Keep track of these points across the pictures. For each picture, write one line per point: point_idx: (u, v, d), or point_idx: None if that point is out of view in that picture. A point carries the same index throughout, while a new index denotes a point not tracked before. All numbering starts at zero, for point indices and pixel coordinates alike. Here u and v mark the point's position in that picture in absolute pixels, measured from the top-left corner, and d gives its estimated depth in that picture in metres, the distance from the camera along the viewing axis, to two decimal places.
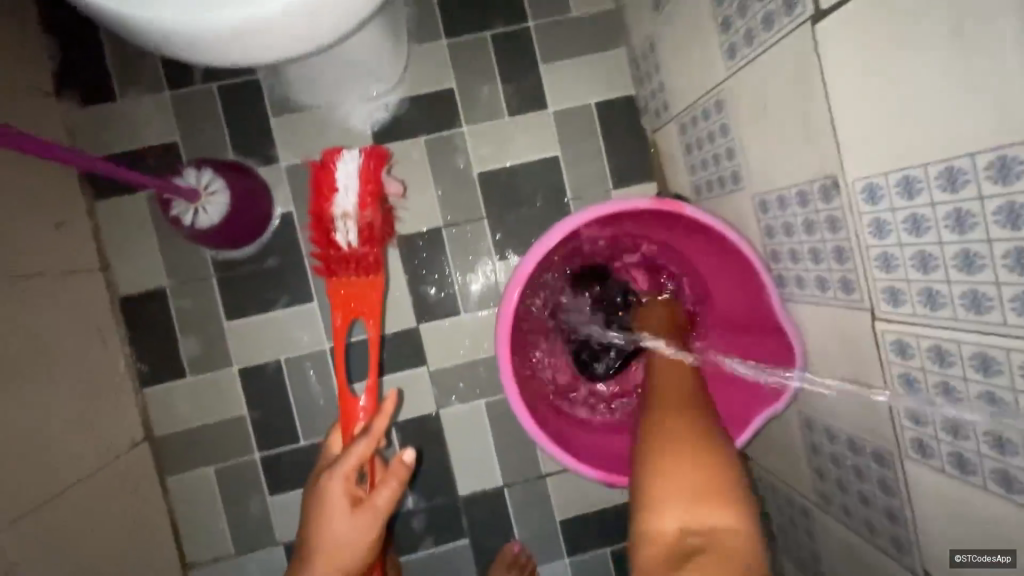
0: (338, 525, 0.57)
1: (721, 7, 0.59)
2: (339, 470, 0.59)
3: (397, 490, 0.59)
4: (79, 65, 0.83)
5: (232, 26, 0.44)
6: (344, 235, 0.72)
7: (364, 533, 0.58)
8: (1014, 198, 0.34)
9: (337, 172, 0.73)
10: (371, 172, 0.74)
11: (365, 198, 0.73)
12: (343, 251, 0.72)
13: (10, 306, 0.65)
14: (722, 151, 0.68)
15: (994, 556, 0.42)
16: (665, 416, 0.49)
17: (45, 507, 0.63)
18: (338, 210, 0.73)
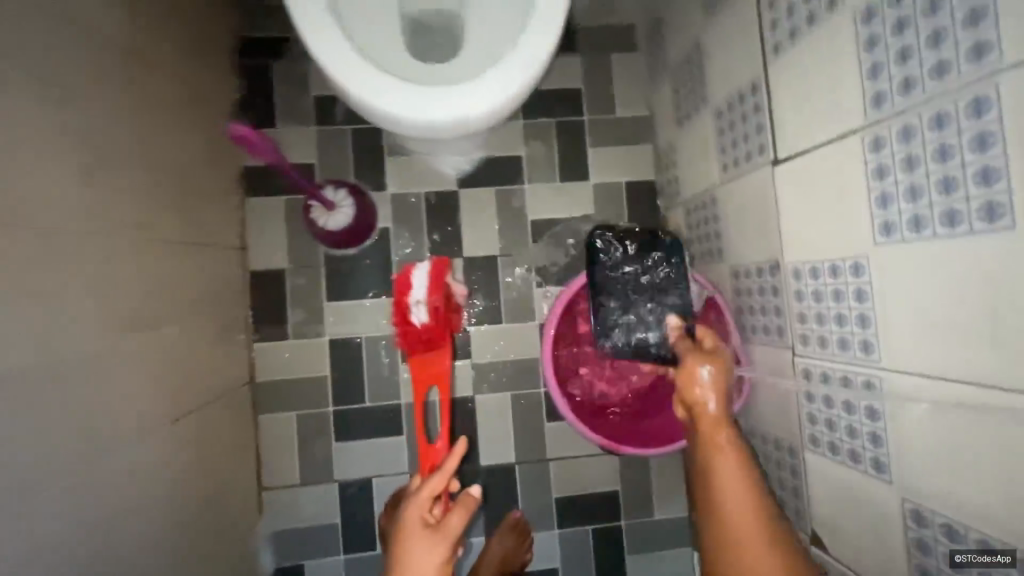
0: (415, 536, 0.77)
1: (722, 138, 0.89)
2: (416, 496, 0.83)
3: (463, 514, 0.80)
4: (253, 97, 1.12)
5: (432, 117, 0.74)
6: (418, 316, 0.98)
7: (434, 548, 0.76)
8: (861, 285, 0.62)
9: (414, 276, 1.00)
10: (440, 273, 1.00)
11: (434, 294, 0.99)
12: (418, 328, 0.98)
13: (191, 265, 0.91)
14: (713, 232, 0.96)
15: (995, 557, 0.49)
16: (742, 556, 0.59)
17: (193, 412, 0.87)
18: (412, 300, 0.98)
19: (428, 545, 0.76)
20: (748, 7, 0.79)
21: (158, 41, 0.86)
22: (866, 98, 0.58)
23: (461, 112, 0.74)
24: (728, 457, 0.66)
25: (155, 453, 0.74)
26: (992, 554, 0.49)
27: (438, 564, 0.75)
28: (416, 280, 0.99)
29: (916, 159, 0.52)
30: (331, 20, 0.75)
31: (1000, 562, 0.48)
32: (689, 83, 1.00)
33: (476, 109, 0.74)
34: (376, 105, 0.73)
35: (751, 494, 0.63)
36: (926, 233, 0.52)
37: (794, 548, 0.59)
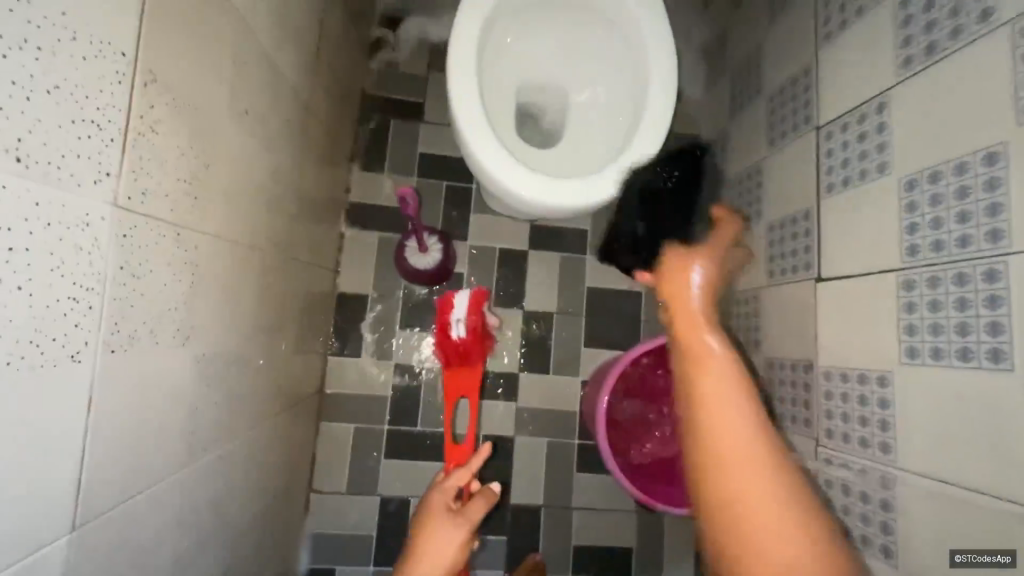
0: (440, 518, 0.88)
1: (772, 248, 1.05)
2: (440, 488, 0.94)
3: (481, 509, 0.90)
4: (367, 145, 1.30)
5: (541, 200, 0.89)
6: (458, 331, 1.10)
7: (453, 532, 0.85)
8: (885, 394, 0.74)
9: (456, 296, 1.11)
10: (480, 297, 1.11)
11: (473, 315, 1.10)
12: (455, 339, 1.10)
13: (301, 280, 1.05)
14: (752, 326, 1.10)
15: (995, 558, 0.58)
16: (726, 446, 0.59)
17: (280, 410, 0.99)
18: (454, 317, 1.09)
19: (450, 525, 0.86)
20: (808, 151, 0.96)
21: (319, 96, 1.04)
22: (903, 247, 0.73)
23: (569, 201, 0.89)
24: (721, 360, 0.66)
25: (253, 438, 0.86)
26: (993, 554, 0.58)
27: (456, 546, 0.84)
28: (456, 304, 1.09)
29: (940, 303, 0.67)
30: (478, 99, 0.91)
31: (999, 562, 0.57)
32: (743, 196, 1.17)
33: (577, 200, 0.89)
34: (499, 179, 0.89)
35: (733, 390, 0.63)
36: (943, 362, 0.66)
37: (778, 442, 0.61)
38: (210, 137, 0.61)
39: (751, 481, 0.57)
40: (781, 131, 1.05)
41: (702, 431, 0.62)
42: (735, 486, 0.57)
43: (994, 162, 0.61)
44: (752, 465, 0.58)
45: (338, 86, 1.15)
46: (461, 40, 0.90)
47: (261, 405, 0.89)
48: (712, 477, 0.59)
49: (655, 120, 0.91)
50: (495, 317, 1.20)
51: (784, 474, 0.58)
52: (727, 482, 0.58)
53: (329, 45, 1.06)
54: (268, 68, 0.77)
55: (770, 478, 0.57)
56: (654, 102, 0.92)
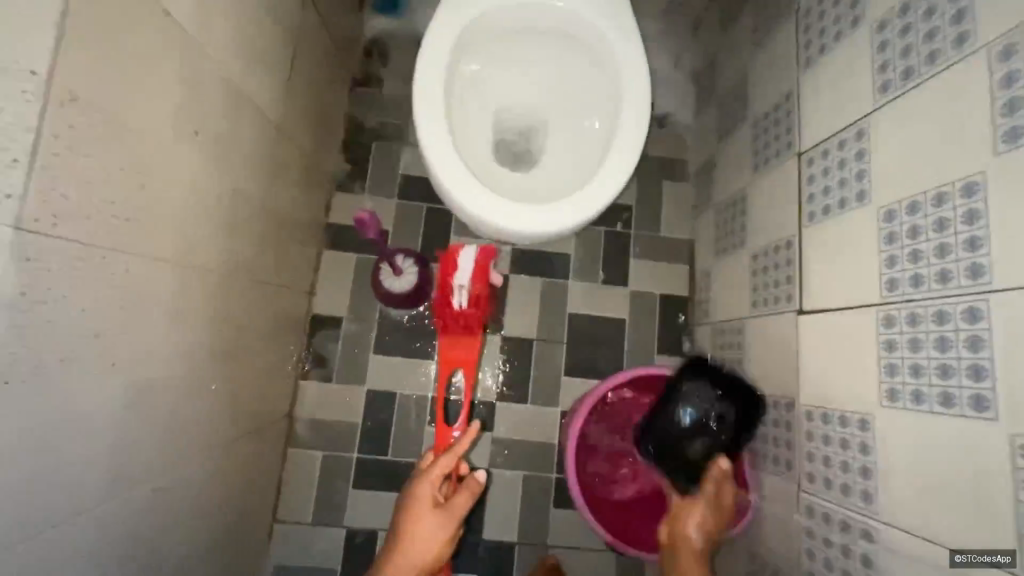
0: (425, 516, 0.86)
1: (756, 277, 1.01)
2: (428, 476, 0.92)
3: (467, 497, 0.89)
4: (348, 167, 1.29)
5: (515, 226, 0.86)
6: (459, 300, 1.07)
7: (438, 527, 0.86)
8: (866, 439, 0.69)
9: (460, 259, 1.07)
10: (485, 262, 1.08)
11: (477, 278, 1.07)
12: (456, 308, 1.07)
13: (270, 303, 1.03)
14: (736, 358, 1.05)
15: (993, 557, 0.52)
16: None
17: (240, 437, 0.95)
18: (457, 283, 1.06)
19: (433, 524, 0.86)
20: (790, 178, 0.92)
21: (297, 118, 1.04)
22: (882, 281, 0.69)
23: (553, 228, 0.86)
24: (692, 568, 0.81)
25: (205, 468, 0.83)
26: (992, 553, 0.52)
27: (439, 540, 0.85)
28: (462, 259, 1.06)
29: (920, 342, 0.62)
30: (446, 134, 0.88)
31: (998, 562, 0.51)
32: (730, 222, 1.13)
33: (553, 222, 0.86)
34: (469, 207, 0.87)
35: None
36: (926, 406, 0.61)
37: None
38: (147, 158, 0.59)
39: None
40: (764, 157, 1.02)
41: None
42: None
43: (973, 194, 0.57)
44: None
45: (318, 107, 1.14)
46: (421, 73, 0.88)
47: (217, 433, 0.86)
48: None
49: (630, 133, 0.89)
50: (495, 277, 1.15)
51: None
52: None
53: (307, 67, 1.05)
54: (230, 90, 0.76)
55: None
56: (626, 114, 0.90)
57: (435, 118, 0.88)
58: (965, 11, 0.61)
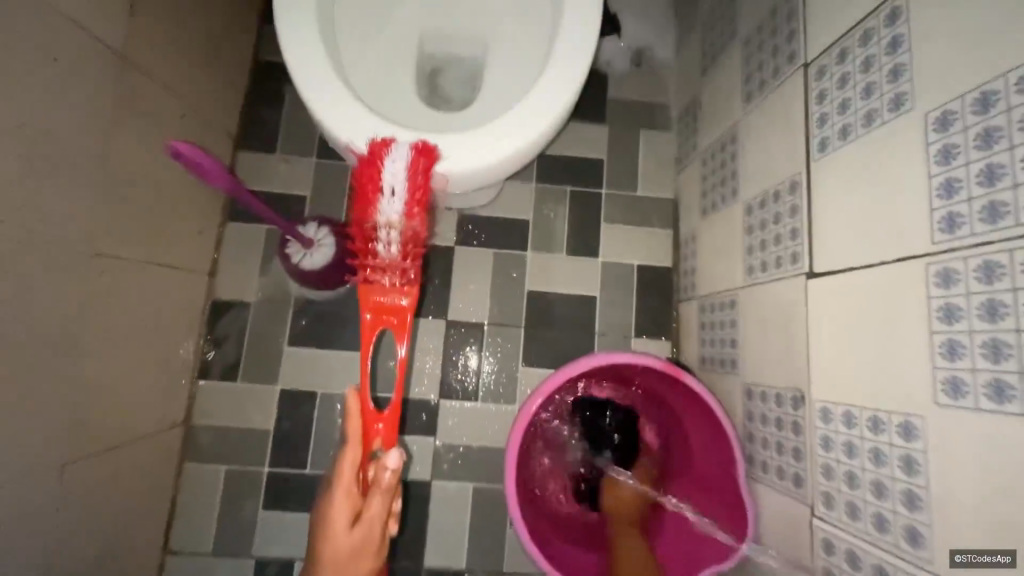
0: (338, 535, 0.60)
1: (750, 236, 0.78)
2: (342, 482, 0.62)
3: (389, 493, 0.62)
4: (255, 122, 1.07)
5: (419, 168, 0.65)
6: (385, 244, 0.66)
7: (363, 547, 0.60)
8: (911, 452, 0.48)
9: (383, 169, 0.63)
10: (426, 169, 0.63)
11: (418, 191, 0.64)
12: (383, 259, 0.67)
13: (141, 286, 0.81)
14: (728, 341, 0.84)
15: (993, 556, 0.40)
16: None
17: (99, 457, 0.75)
18: (382, 215, 0.64)
19: (355, 541, 0.60)
20: (791, 100, 0.70)
21: (162, 49, 0.81)
22: (932, 220, 0.47)
23: (483, 156, 0.64)
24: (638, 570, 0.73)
25: (29, 505, 0.62)
26: (993, 553, 0.40)
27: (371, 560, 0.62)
28: (392, 154, 0.63)
29: (1002, 309, 0.40)
30: (326, 52, 0.67)
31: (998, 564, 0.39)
32: (719, 172, 0.91)
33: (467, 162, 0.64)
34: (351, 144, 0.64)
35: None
36: (1015, 408, 0.39)
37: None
38: None
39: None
40: (759, 82, 0.79)
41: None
42: None
43: None
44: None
45: (204, 41, 0.91)
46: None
47: (46, 456, 0.65)
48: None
49: (571, 27, 0.68)
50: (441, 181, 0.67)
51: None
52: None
53: None
54: None
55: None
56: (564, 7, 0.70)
57: (306, 31, 0.66)
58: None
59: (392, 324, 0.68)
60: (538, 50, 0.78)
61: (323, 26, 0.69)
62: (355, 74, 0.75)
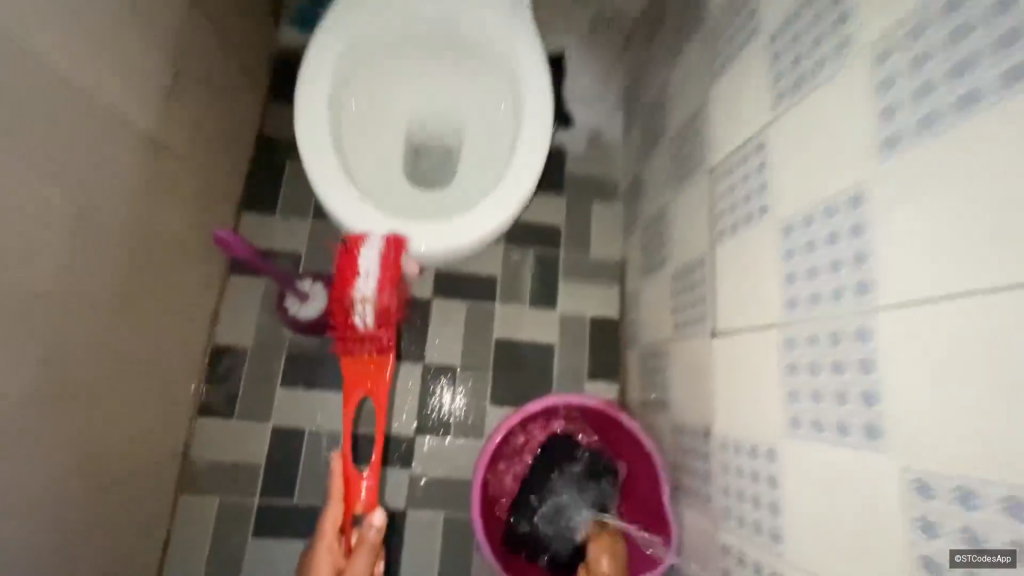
0: None
1: (676, 298, 0.96)
2: (323, 542, 0.76)
3: (371, 554, 0.74)
4: (258, 188, 1.22)
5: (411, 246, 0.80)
6: (360, 317, 0.81)
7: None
8: (773, 472, 0.64)
9: (360, 258, 0.79)
10: (394, 259, 0.79)
11: (388, 272, 0.80)
12: (359, 330, 0.82)
13: (154, 334, 0.93)
14: (663, 385, 1.00)
15: (994, 556, 0.39)
16: None
17: (108, 487, 0.85)
18: (358, 294, 0.81)
19: None
20: (701, 195, 0.89)
21: (183, 132, 0.96)
22: (783, 300, 0.64)
23: (456, 240, 0.81)
24: None
25: (49, 527, 0.73)
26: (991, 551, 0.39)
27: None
28: (367, 246, 0.79)
29: (817, 366, 0.58)
30: (335, 154, 0.83)
31: (999, 564, 0.38)
32: (655, 242, 1.10)
33: (449, 240, 0.80)
34: (357, 229, 0.80)
35: None
36: (825, 437, 0.56)
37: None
38: None
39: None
40: (680, 174, 0.99)
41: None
42: None
43: (857, 206, 0.54)
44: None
45: (218, 122, 1.07)
46: (303, 87, 0.84)
47: (70, 484, 0.76)
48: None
49: (532, 132, 0.85)
50: (411, 265, 0.83)
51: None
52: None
53: (196, 76, 0.98)
54: (61, 91, 0.68)
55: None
56: (525, 115, 0.87)
57: (319, 137, 0.82)
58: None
59: (372, 385, 0.85)
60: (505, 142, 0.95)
61: (332, 130, 0.85)
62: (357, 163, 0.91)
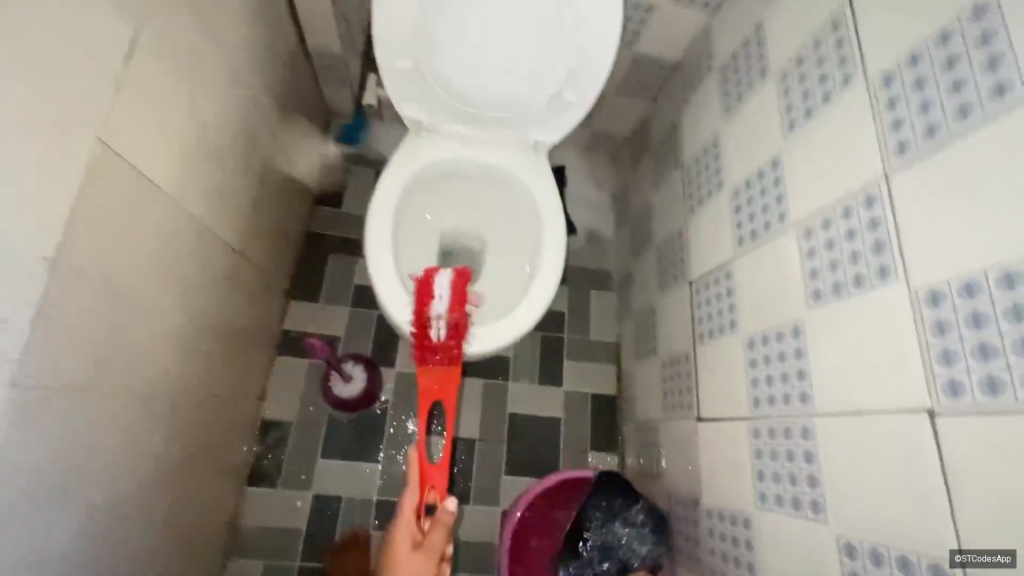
0: (402, 560, 0.86)
1: (666, 383, 1.16)
2: (402, 519, 0.91)
3: (445, 532, 0.88)
4: (303, 278, 1.40)
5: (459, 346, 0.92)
6: (436, 332, 0.92)
7: (424, 567, 0.86)
8: (749, 536, 0.81)
9: (435, 285, 0.95)
10: (463, 286, 0.96)
11: (458, 295, 0.95)
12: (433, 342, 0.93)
13: (223, 413, 1.09)
14: (656, 456, 1.17)
15: (994, 557, 0.47)
16: None
17: (183, 551, 0.97)
18: (434, 313, 0.92)
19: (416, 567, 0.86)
20: (684, 301, 1.10)
21: (257, 241, 1.15)
22: (750, 398, 0.84)
23: (504, 337, 0.94)
24: None
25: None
26: (992, 552, 0.47)
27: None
28: (439, 276, 0.96)
29: (776, 453, 0.76)
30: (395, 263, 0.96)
31: (1000, 564, 0.47)
32: (647, 331, 1.30)
33: (491, 340, 0.93)
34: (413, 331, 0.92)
35: None
36: (784, 509, 0.74)
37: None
38: (125, 308, 0.70)
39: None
40: (667, 279, 1.20)
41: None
42: None
43: (799, 335, 0.74)
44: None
45: (278, 227, 1.27)
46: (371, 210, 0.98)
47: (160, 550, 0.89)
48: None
49: (553, 242, 1.00)
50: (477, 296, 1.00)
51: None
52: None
53: (269, 194, 1.18)
54: (202, 233, 0.88)
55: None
56: (546, 225, 1.01)
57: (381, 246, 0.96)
58: (777, 160, 0.82)
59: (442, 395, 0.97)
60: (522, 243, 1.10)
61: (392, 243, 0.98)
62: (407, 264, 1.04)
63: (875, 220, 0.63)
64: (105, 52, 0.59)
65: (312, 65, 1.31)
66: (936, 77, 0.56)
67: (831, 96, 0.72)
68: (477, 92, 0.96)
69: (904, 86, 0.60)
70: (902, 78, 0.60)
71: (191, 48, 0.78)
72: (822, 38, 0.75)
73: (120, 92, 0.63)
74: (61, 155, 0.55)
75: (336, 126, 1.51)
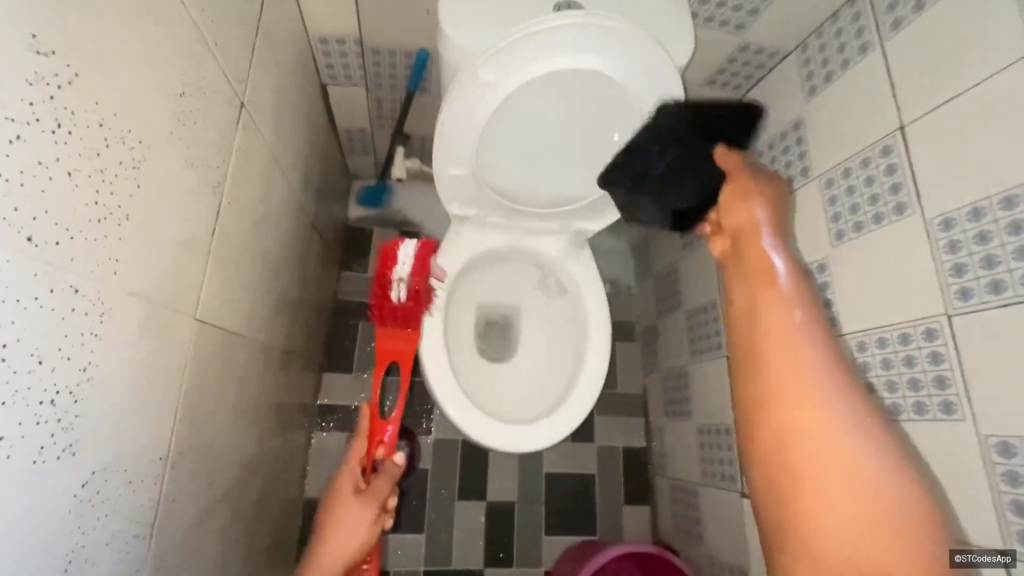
0: (345, 504, 0.76)
1: (704, 450, 1.20)
2: (347, 466, 0.82)
3: (391, 480, 0.80)
4: (335, 348, 1.41)
5: (508, 445, 0.94)
6: (397, 293, 0.91)
7: (363, 510, 0.75)
8: None
9: (399, 250, 0.93)
10: (427, 255, 0.94)
11: (421, 263, 0.93)
12: (393, 305, 0.91)
13: (282, 506, 1.10)
14: (695, 517, 1.22)
15: (995, 558, 0.59)
16: (820, 453, 0.45)
17: None
18: (395, 275, 0.91)
19: (356, 509, 0.75)
20: (720, 374, 1.14)
21: (301, 328, 1.15)
22: None
23: (553, 438, 0.96)
24: (784, 338, 0.50)
25: None
26: (993, 553, 0.59)
27: (367, 526, 0.74)
28: (405, 243, 0.94)
29: None
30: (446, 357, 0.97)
31: (1000, 562, 0.59)
32: (678, 390, 1.33)
33: (539, 442, 0.95)
34: (467, 429, 0.94)
35: (796, 346, 0.49)
36: None
37: (834, 350, 0.50)
38: (221, 458, 0.71)
39: (777, 354, 0.49)
40: (699, 346, 1.24)
41: (754, 303, 0.54)
42: (805, 482, 0.44)
43: None
44: (829, 412, 0.46)
45: (315, 306, 1.26)
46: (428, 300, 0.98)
47: None
48: (764, 384, 0.49)
49: (599, 336, 1.04)
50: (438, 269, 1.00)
51: (856, 416, 0.46)
52: (755, 242, 0.59)
53: (309, 279, 1.18)
54: (264, 354, 0.88)
55: (852, 438, 0.45)
56: (591, 317, 1.05)
57: (434, 342, 0.97)
58: (824, 266, 0.85)
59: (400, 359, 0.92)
60: (561, 328, 1.11)
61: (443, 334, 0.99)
62: (455, 349, 1.05)
63: (938, 354, 0.66)
64: (209, 234, 0.59)
65: (338, 138, 1.29)
66: (999, 235, 0.60)
67: (883, 219, 0.75)
68: (524, 192, 0.96)
69: (966, 235, 0.63)
70: (963, 225, 0.64)
71: (261, 183, 0.77)
72: (871, 157, 0.78)
73: (218, 262, 0.63)
74: (181, 353, 0.55)
75: (359, 188, 1.51)
